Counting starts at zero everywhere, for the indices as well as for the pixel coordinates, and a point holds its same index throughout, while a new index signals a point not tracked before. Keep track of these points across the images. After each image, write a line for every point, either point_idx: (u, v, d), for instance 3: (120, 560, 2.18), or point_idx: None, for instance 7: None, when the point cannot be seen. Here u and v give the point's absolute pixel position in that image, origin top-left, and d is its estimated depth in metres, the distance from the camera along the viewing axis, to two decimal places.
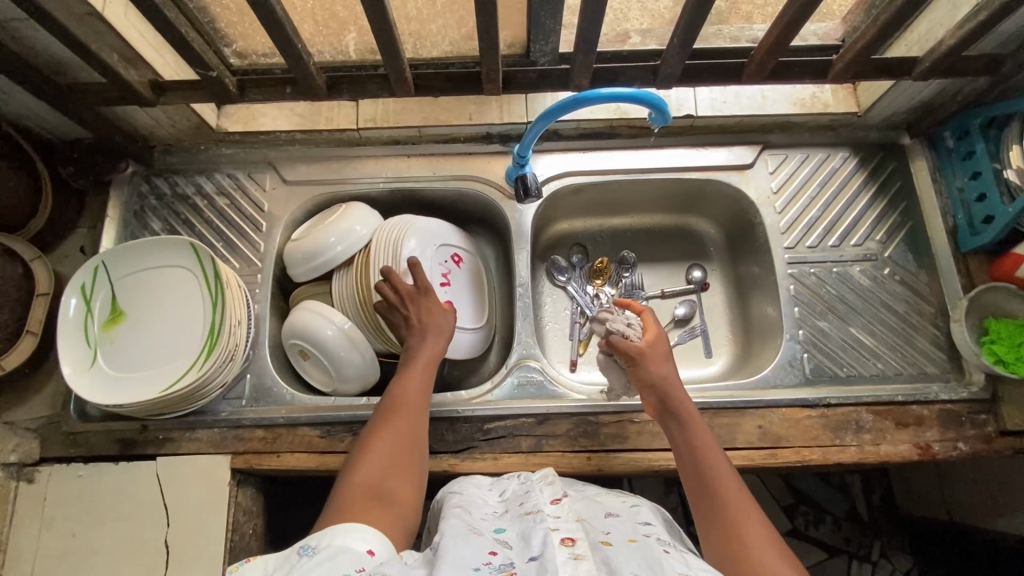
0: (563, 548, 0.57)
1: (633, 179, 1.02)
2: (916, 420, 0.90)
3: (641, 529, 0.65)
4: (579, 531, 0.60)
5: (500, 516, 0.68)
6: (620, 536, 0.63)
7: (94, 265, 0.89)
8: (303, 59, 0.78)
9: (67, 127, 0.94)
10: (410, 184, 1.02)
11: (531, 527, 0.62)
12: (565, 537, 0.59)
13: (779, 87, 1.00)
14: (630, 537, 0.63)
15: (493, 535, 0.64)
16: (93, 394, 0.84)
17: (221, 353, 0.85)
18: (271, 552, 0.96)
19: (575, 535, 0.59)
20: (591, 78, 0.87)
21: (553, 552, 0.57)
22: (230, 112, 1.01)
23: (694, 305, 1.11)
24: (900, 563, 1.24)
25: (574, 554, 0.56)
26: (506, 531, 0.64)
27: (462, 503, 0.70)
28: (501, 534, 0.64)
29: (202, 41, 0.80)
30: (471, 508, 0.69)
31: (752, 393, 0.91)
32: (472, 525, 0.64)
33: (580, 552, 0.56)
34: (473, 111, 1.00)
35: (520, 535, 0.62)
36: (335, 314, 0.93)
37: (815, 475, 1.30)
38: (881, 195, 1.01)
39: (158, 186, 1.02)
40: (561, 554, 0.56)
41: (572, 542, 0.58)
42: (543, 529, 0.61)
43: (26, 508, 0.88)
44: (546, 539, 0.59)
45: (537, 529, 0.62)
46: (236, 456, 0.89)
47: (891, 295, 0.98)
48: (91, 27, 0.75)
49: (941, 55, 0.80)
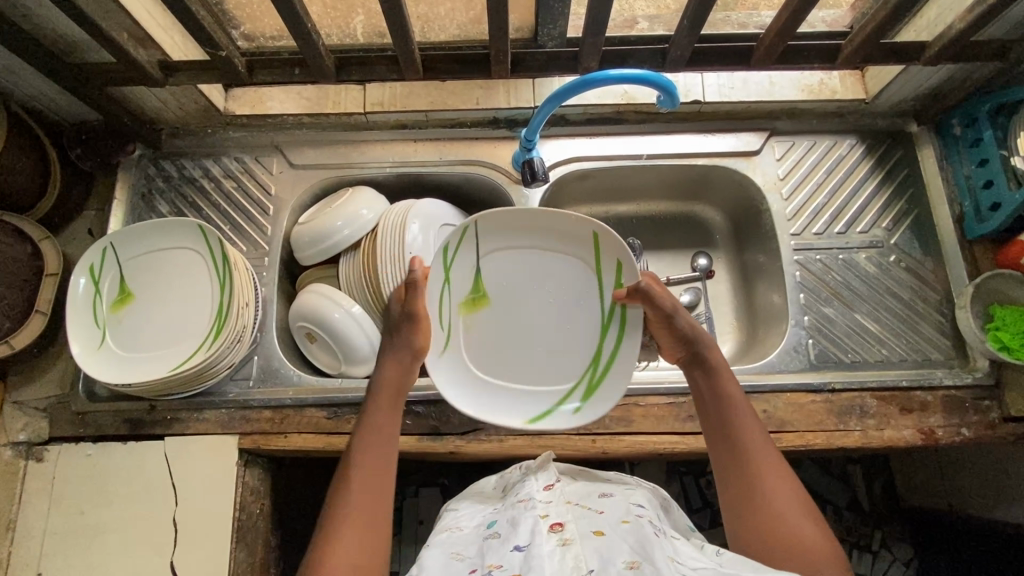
0: (551, 536, 0.60)
1: (639, 165, 1.03)
2: (920, 406, 0.90)
3: (634, 509, 0.65)
4: (568, 517, 0.63)
5: (494, 511, 0.70)
6: (612, 517, 0.63)
7: (102, 247, 0.89)
8: (313, 40, 0.78)
9: (76, 107, 0.94)
10: (416, 169, 1.02)
11: (520, 515, 0.64)
12: (553, 523, 0.62)
13: (787, 73, 1.00)
14: (623, 518, 0.63)
15: (483, 532, 0.66)
16: (103, 374, 0.84)
17: (229, 334, 0.86)
18: (279, 534, 0.97)
19: (563, 521, 0.62)
20: (600, 61, 0.86)
21: (540, 541, 0.59)
22: (238, 95, 1.01)
23: (699, 292, 1.10)
24: (901, 553, 1.25)
25: (562, 540, 0.59)
26: (497, 522, 0.66)
27: (454, 520, 0.71)
28: (493, 527, 0.66)
29: (211, 21, 0.80)
30: (463, 518, 0.71)
31: (756, 378, 0.91)
32: (461, 544, 0.65)
33: (567, 538, 0.59)
34: (480, 95, 1.00)
35: (509, 522, 0.64)
36: (342, 298, 0.94)
37: (817, 466, 1.30)
38: (887, 182, 1.01)
39: (165, 168, 1.02)
40: (548, 542, 0.59)
41: (560, 528, 0.61)
42: (531, 516, 0.63)
43: (36, 487, 0.88)
44: (534, 527, 0.62)
45: (526, 515, 0.64)
46: (243, 437, 0.89)
47: (896, 282, 0.98)
48: (101, 5, 0.75)
49: (950, 40, 0.80)
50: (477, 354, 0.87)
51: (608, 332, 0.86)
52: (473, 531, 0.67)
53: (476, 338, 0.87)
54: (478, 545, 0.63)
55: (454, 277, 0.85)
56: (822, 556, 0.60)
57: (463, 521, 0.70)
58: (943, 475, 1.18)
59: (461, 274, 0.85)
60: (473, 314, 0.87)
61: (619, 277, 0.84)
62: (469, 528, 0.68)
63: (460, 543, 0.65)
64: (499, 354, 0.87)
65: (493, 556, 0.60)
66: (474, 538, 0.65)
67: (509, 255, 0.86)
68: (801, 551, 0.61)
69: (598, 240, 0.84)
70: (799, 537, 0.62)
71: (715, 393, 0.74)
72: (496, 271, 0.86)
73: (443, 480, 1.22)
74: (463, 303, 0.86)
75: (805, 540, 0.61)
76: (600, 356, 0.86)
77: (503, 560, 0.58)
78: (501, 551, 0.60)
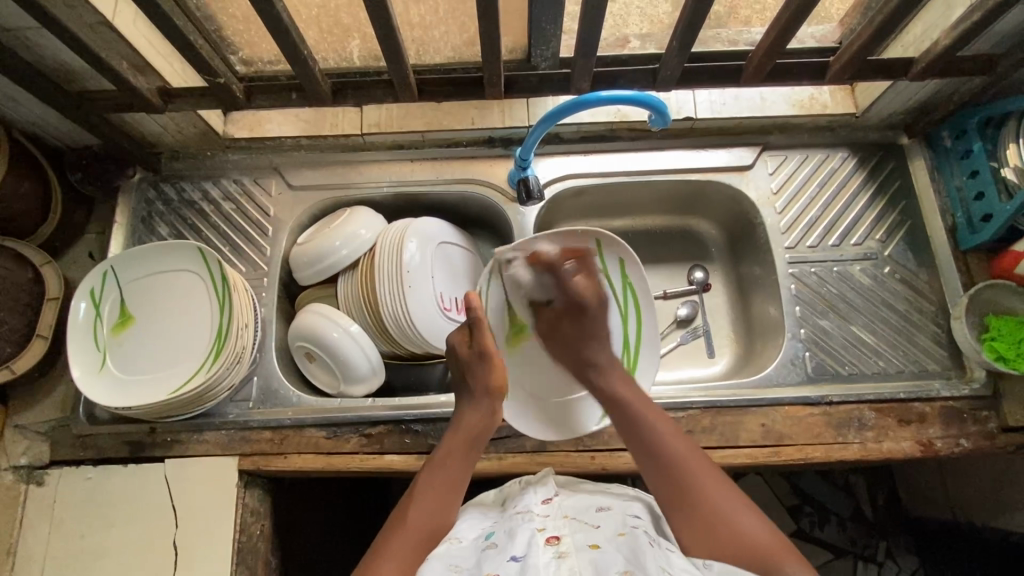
0: (547, 548, 0.60)
1: (634, 181, 1.04)
2: (918, 417, 0.90)
3: (630, 521, 0.66)
4: (565, 530, 0.63)
5: (492, 523, 0.70)
6: (608, 529, 0.64)
7: (103, 270, 0.90)
8: (309, 65, 0.79)
9: (78, 134, 0.96)
10: (413, 189, 1.03)
11: (517, 527, 0.65)
12: (550, 537, 0.62)
13: (778, 89, 1.01)
14: (619, 530, 0.64)
15: (482, 543, 0.65)
16: (103, 397, 0.85)
17: (228, 355, 0.86)
18: (280, 555, 0.97)
19: (560, 534, 0.62)
20: (592, 81, 0.87)
21: (536, 553, 0.59)
22: (237, 118, 1.02)
23: (696, 305, 1.11)
24: (907, 564, 1.24)
25: (558, 552, 0.59)
26: (495, 533, 0.66)
27: (452, 529, 0.70)
28: (491, 538, 0.66)
29: (209, 48, 0.82)
30: (461, 527, 0.70)
31: (754, 391, 0.92)
32: (457, 554, 0.65)
33: (563, 551, 0.60)
34: (475, 115, 1.02)
35: (506, 534, 0.64)
36: (341, 317, 0.94)
37: (819, 476, 1.30)
38: (880, 194, 1.02)
39: (165, 191, 1.03)
40: (544, 554, 0.59)
41: (556, 541, 0.61)
42: (528, 529, 0.64)
43: (37, 510, 0.88)
44: (530, 539, 0.62)
45: (523, 528, 0.64)
46: (243, 458, 0.90)
47: (892, 294, 0.98)
48: (101, 35, 0.77)
49: (936, 56, 0.81)
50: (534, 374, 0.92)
51: (629, 320, 0.93)
52: (471, 541, 0.67)
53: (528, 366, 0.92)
54: (475, 556, 0.63)
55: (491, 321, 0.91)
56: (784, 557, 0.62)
57: (461, 531, 0.70)
58: (945, 484, 1.18)
59: (493, 314, 0.91)
60: (519, 344, 0.92)
61: (624, 270, 0.91)
62: (467, 539, 0.67)
63: (458, 554, 0.65)
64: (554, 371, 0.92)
65: (491, 565, 0.60)
66: (472, 548, 0.65)
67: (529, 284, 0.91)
68: (761, 556, 0.62)
69: (603, 244, 0.90)
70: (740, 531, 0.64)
71: (630, 416, 0.76)
72: (518, 302, 0.91)
73: None
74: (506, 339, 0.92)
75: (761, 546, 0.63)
76: (630, 342, 0.93)
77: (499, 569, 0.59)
78: (498, 561, 0.60)
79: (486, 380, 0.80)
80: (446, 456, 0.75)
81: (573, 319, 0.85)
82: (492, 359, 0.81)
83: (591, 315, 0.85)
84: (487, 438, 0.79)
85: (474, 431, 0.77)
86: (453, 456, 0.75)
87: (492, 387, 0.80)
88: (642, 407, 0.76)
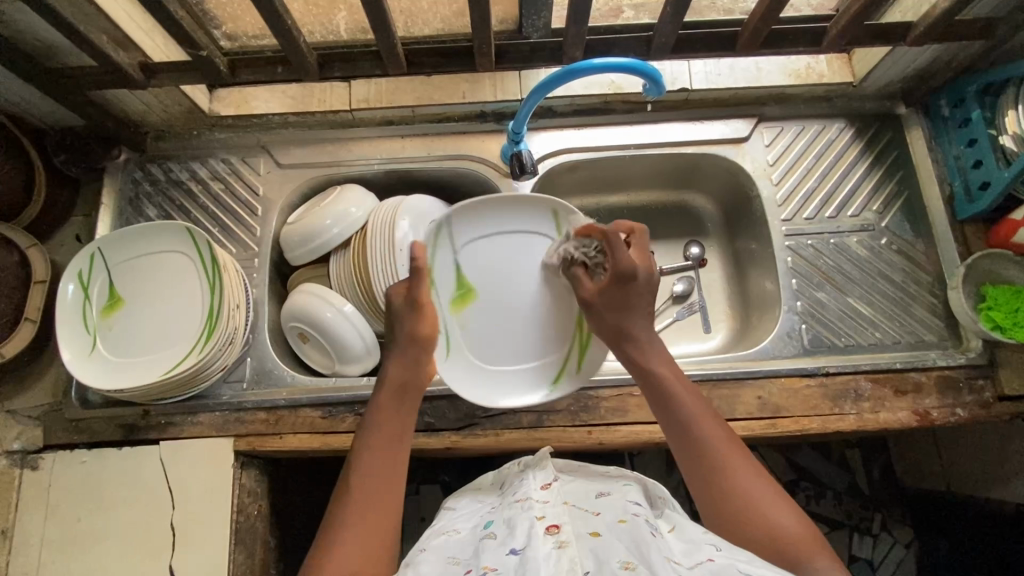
0: (547, 538, 0.59)
1: (629, 155, 1.02)
2: (914, 387, 0.90)
3: (631, 508, 0.64)
4: (565, 518, 0.62)
5: (492, 509, 0.69)
6: (610, 517, 0.62)
7: (89, 253, 0.88)
8: (294, 37, 0.77)
9: (61, 114, 0.94)
10: (405, 166, 1.02)
11: (517, 516, 0.63)
12: (550, 525, 0.60)
13: (774, 58, 0.99)
14: (620, 518, 0.62)
15: (480, 533, 0.64)
16: (95, 381, 0.84)
17: (220, 337, 0.85)
18: (277, 535, 0.97)
19: (560, 522, 0.61)
20: (585, 50, 0.85)
21: (536, 544, 0.58)
22: (223, 96, 1.00)
23: (692, 281, 1.11)
24: (901, 535, 1.26)
25: (558, 542, 0.58)
26: (494, 522, 0.65)
27: (452, 521, 0.70)
28: (489, 527, 0.64)
29: (193, 20, 0.80)
30: (460, 519, 0.69)
31: (751, 364, 0.92)
32: (458, 549, 0.63)
33: (563, 541, 0.58)
34: (466, 89, 1.00)
35: (506, 523, 0.63)
36: (334, 297, 0.93)
37: (815, 450, 1.31)
38: (877, 165, 1.01)
39: (152, 172, 1.01)
40: (544, 545, 0.58)
41: (556, 529, 0.60)
42: (528, 518, 0.62)
43: (31, 494, 0.88)
44: (530, 530, 0.60)
45: (523, 516, 0.62)
46: (239, 439, 0.89)
47: (889, 265, 0.98)
48: (79, 8, 0.75)
49: (935, 19, 0.80)
50: (498, 340, 0.86)
51: None
52: (471, 531, 0.65)
53: (474, 330, 0.85)
54: (473, 547, 0.62)
55: (439, 278, 0.83)
56: (808, 546, 0.60)
57: (460, 523, 0.69)
58: (941, 456, 1.18)
59: (443, 272, 0.83)
60: (464, 308, 0.85)
61: None
62: (466, 530, 0.67)
63: (456, 547, 0.64)
64: (506, 338, 0.87)
65: (490, 557, 0.58)
66: (471, 539, 0.64)
67: (486, 242, 0.86)
68: (786, 547, 0.60)
69: (559, 214, 0.86)
70: (771, 525, 0.62)
71: (663, 394, 0.73)
72: (470, 261, 0.85)
73: (443, 477, 1.22)
74: (451, 301, 0.84)
75: (785, 532, 0.61)
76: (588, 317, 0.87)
77: (498, 563, 0.57)
78: (497, 554, 0.58)
79: (408, 328, 0.77)
80: (379, 415, 0.73)
81: (621, 289, 0.77)
82: (424, 307, 0.77)
83: (639, 287, 0.77)
84: (420, 384, 0.77)
85: (402, 379, 0.76)
86: (386, 414, 0.73)
87: (418, 335, 0.77)
88: (659, 357, 0.76)
